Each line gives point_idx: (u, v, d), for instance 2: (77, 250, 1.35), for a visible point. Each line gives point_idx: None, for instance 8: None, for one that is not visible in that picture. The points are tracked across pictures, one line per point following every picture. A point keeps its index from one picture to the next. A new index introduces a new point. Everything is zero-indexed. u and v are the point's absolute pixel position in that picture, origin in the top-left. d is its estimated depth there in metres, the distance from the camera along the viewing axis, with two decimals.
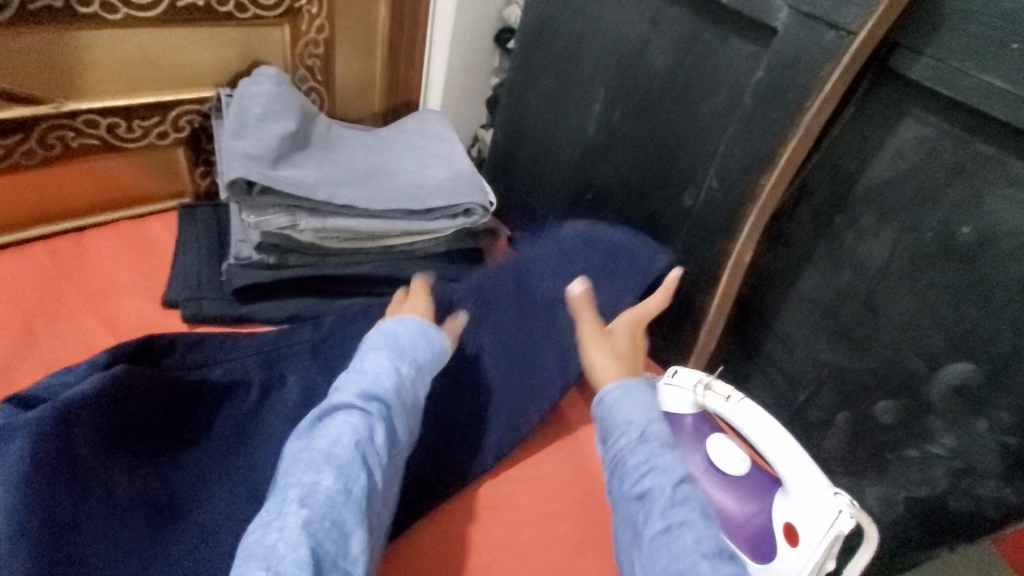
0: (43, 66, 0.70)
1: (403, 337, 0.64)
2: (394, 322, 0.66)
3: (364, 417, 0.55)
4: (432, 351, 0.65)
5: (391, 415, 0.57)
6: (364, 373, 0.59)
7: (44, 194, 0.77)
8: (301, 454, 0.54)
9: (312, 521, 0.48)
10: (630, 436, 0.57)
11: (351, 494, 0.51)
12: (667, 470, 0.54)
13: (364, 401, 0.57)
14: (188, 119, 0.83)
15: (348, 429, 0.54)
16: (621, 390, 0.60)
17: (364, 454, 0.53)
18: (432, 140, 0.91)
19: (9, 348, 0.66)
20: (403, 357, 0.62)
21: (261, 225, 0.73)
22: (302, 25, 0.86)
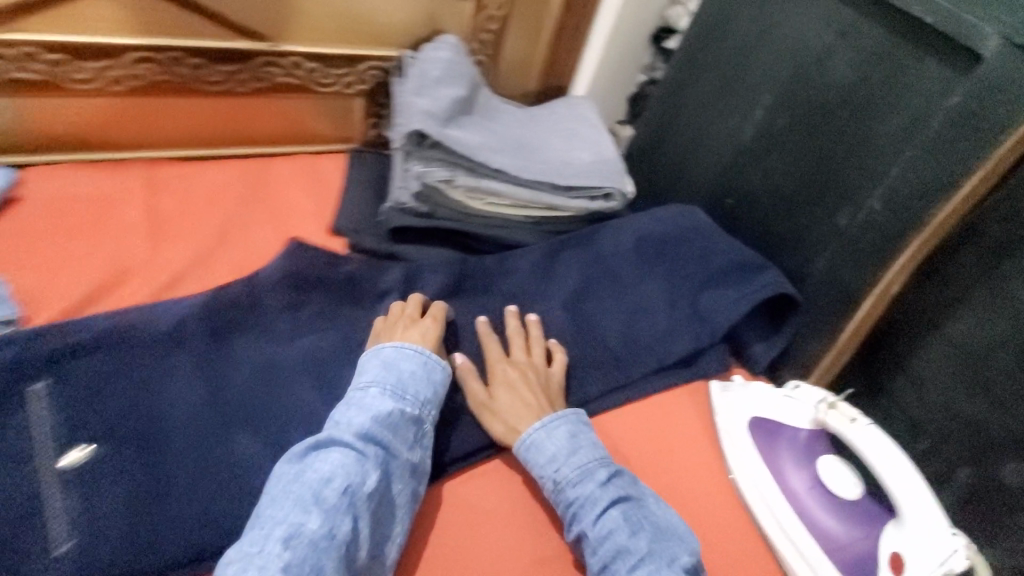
0: (273, 9, 0.79)
1: (404, 374, 0.62)
2: (396, 353, 0.63)
3: (358, 458, 0.54)
4: (434, 387, 0.63)
5: (386, 461, 0.56)
6: (360, 411, 0.58)
7: (243, 120, 0.87)
8: (285, 483, 0.52)
9: (309, 549, 0.48)
10: (552, 479, 0.62)
11: (341, 534, 0.50)
12: (589, 507, 0.59)
13: (360, 441, 0.55)
14: (371, 72, 0.91)
15: (339, 469, 0.53)
16: (531, 439, 0.64)
17: (358, 494, 0.52)
18: (582, 123, 0.96)
19: (208, 242, 0.75)
20: (405, 398, 0.60)
21: (425, 175, 0.80)
22: (486, 1, 0.92)
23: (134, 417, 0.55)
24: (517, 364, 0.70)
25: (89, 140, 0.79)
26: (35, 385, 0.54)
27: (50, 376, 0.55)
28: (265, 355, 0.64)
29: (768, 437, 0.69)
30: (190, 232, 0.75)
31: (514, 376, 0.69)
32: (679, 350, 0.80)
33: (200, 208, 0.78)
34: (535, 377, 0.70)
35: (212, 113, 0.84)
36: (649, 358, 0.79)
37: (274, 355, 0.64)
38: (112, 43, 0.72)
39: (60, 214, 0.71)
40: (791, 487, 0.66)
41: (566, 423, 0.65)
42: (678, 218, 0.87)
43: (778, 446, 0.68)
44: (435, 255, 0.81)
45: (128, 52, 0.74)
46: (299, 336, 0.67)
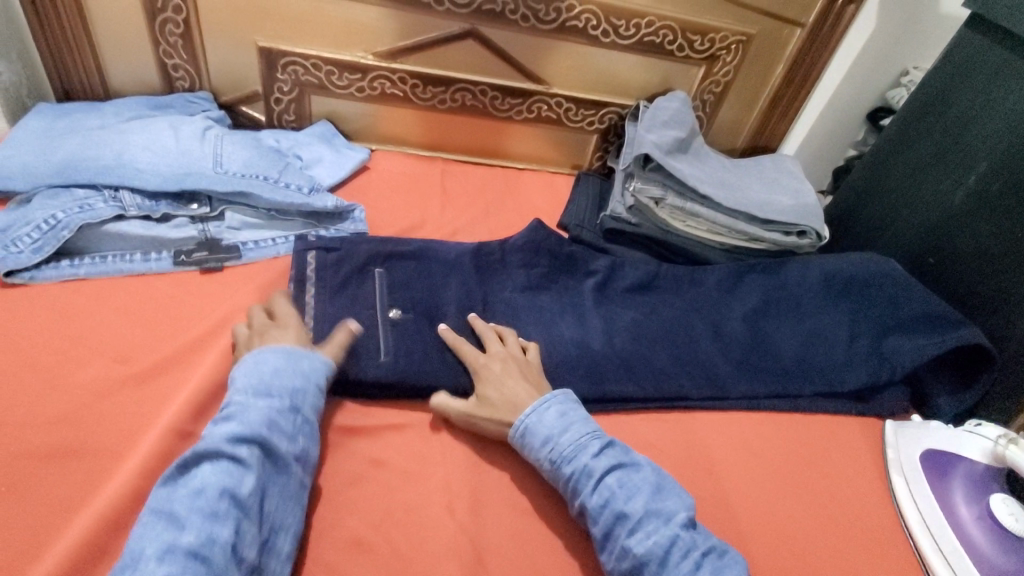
0: (554, 62, 1.08)
1: (267, 366, 0.61)
2: (256, 356, 0.62)
3: (231, 465, 0.52)
4: (307, 375, 0.63)
5: (267, 455, 0.55)
6: (226, 418, 0.56)
7: (512, 140, 1.17)
8: (157, 503, 0.50)
9: (188, 556, 0.46)
10: (548, 459, 0.62)
11: (222, 539, 0.48)
12: (588, 477, 0.60)
13: (233, 444, 0.54)
14: (611, 117, 1.16)
15: (216, 476, 0.51)
16: (525, 425, 0.64)
17: (238, 498, 0.51)
18: (784, 175, 1.08)
19: (476, 216, 1.02)
20: (270, 393, 0.59)
21: (642, 191, 0.99)
22: (715, 68, 1.11)
23: (420, 306, 0.79)
24: (496, 358, 0.71)
25: (411, 137, 1.15)
26: (376, 269, 0.81)
27: (383, 266, 0.82)
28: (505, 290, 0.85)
29: (938, 467, 0.71)
30: (466, 208, 1.04)
31: (498, 368, 0.70)
32: (818, 380, 0.83)
33: (474, 194, 1.08)
34: (516, 363, 0.71)
35: (492, 132, 1.16)
36: (816, 378, 0.83)
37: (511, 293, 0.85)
38: (450, 76, 1.07)
39: (394, 183, 1.06)
40: (957, 516, 0.66)
41: (553, 403, 0.66)
42: (869, 264, 0.92)
43: (950, 479, 0.69)
44: (637, 257, 0.99)
45: (456, 83, 1.08)
46: (528, 285, 0.87)
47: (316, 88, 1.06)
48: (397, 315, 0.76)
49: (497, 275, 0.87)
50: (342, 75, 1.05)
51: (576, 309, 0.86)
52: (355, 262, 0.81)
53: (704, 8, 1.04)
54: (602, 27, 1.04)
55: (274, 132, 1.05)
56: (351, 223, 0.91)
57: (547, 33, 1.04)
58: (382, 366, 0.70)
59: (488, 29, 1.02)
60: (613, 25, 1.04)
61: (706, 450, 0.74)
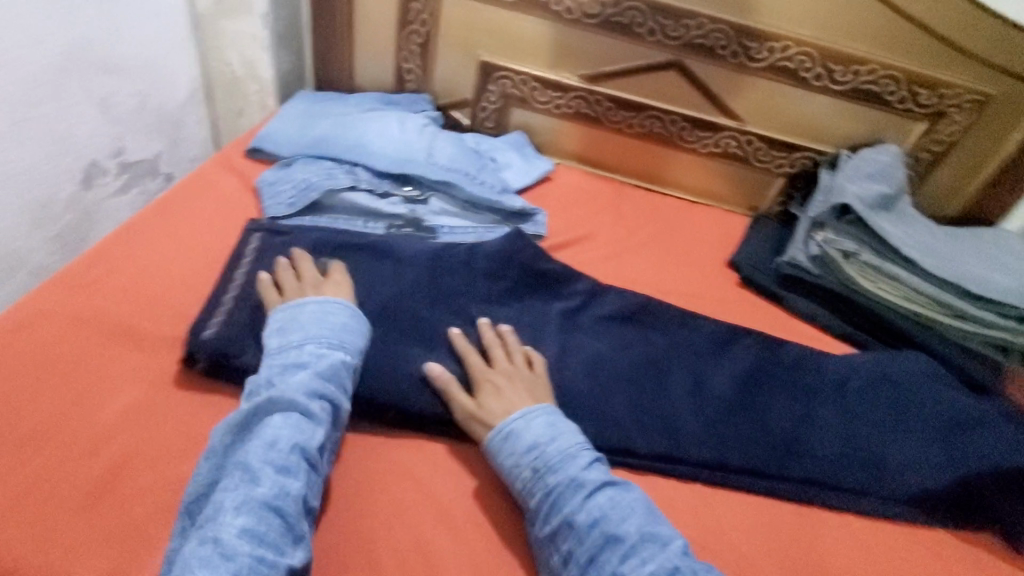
0: (754, 100, 1.07)
1: (332, 321, 0.70)
2: (309, 307, 0.71)
3: (302, 419, 0.60)
4: (362, 336, 0.71)
5: (332, 409, 0.63)
6: (300, 371, 0.64)
7: (692, 172, 1.17)
8: (240, 453, 0.58)
9: (262, 507, 0.54)
10: (531, 467, 0.63)
11: (293, 491, 0.56)
12: (575, 489, 0.61)
13: (310, 401, 0.62)
14: (804, 161, 1.11)
15: (287, 428, 0.59)
16: (510, 428, 0.66)
17: (306, 452, 0.59)
18: (1008, 253, 0.95)
19: (646, 239, 1.04)
20: (334, 345, 0.68)
21: (831, 242, 0.94)
22: (938, 126, 1.02)
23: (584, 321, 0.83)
24: (502, 371, 0.72)
25: (596, 157, 1.21)
26: (322, 259, 0.80)
27: (330, 257, 0.81)
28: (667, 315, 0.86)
29: None
30: (639, 230, 1.06)
31: (501, 385, 0.70)
32: (845, 477, 0.73)
33: (648, 219, 1.10)
34: (519, 378, 0.72)
35: (673, 161, 1.17)
36: (831, 473, 0.73)
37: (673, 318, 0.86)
38: (644, 103, 1.11)
39: (572, 195, 1.12)
40: None
41: (543, 407, 0.68)
42: (889, 361, 0.84)
43: None
44: (809, 310, 0.94)
45: (649, 110, 1.11)
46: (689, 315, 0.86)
47: (519, 100, 1.16)
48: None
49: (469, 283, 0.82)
50: (545, 92, 1.14)
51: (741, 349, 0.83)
52: (297, 249, 0.81)
53: (937, 62, 0.97)
54: (816, 70, 1.01)
55: (476, 136, 1.17)
56: (532, 225, 0.98)
57: (755, 70, 1.03)
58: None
59: (694, 62, 1.05)
60: (828, 69, 1.00)
61: (865, 546, 0.68)
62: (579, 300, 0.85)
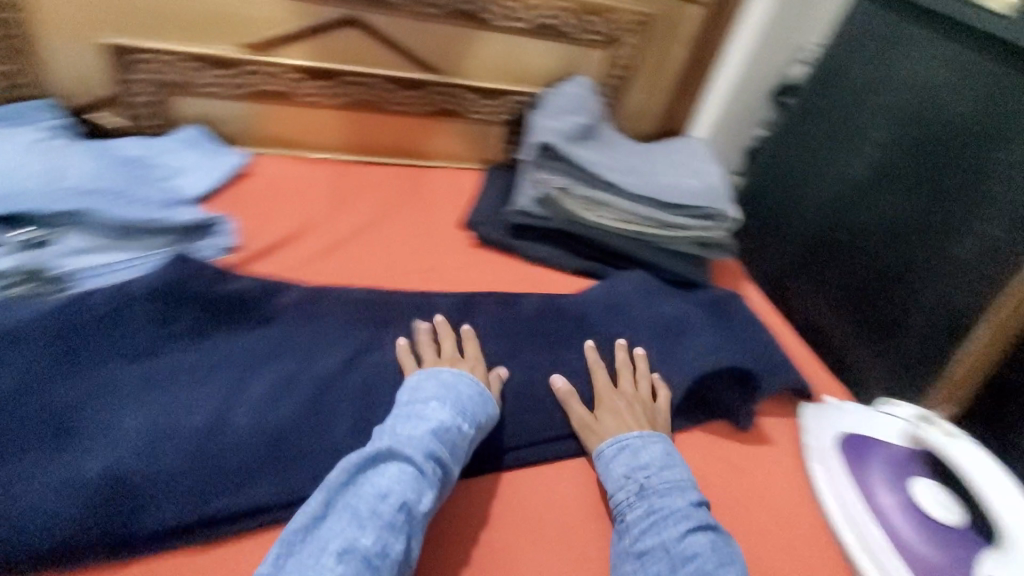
0: (446, 49, 1.00)
1: (464, 395, 0.64)
2: (420, 378, 0.66)
3: (418, 475, 0.55)
4: (488, 415, 0.65)
5: (439, 481, 0.56)
6: (421, 425, 0.59)
7: (411, 137, 1.08)
8: (346, 498, 0.53)
9: (364, 561, 0.48)
10: (639, 483, 0.62)
11: (393, 552, 0.50)
12: (673, 522, 0.58)
13: (423, 459, 0.56)
14: (514, 105, 1.09)
15: (398, 484, 0.53)
16: (625, 441, 0.66)
17: (413, 512, 0.52)
18: (694, 159, 1.05)
19: (369, 219, 0.92)
20: (464, 415, 0.62)
21: (545, 182, 0.93)
22: (616, 51, 1.07)
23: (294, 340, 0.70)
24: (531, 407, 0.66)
25: (306, 138, 1.04)
26: None
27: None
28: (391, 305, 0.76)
29: (858, 452, 0.68)
30: (359, 210, 0.94)
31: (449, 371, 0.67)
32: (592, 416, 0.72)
33: (369, 195, 0.98)
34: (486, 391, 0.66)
35: (387, 126, 1.06)
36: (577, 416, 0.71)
37: (397, 307, 0.77)
38: (336, 69, 0.97)
39: (275, 188, 0.95)
40: (878, 503, 0.63)
41: (673, 455, 0.66)
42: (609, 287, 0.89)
43: (868, 462, 0.67)
44: (542, 254, 0.93)
45: (344, 77, 0.98)
46: (417, 297, 0.78)
47: (180, 87, 0.94)
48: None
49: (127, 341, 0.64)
50: (210, 72, 0.94)
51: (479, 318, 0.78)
52: None
53: None
54: (495, 10, 0.97)
55: (135, 140, 0.92)
56: (215, 239, 0.81)
57: (436, 17, 0.96)
58: None
59: (371, 17, 0.94)
60: (506, 9, 0.97)
61: None
62: (287, 314, 0.72)
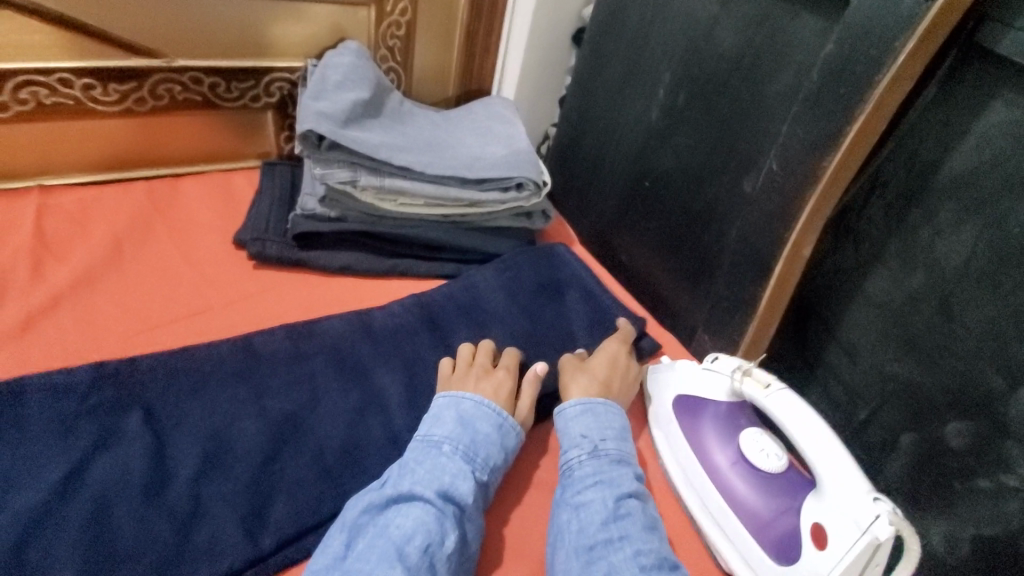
0: (159, 24, 0.78)
1: (481, 436, 0.57)
2: (466, 423, 0.58)
3: (438, 518, 0.50)
4: (506, 454, 0.58)
5: (465, 522, 0.52)
6: (442, 470, 0.54)
7: (150, 141, 0.86)
8: (368, 540, 0.49)
9: None
10: (592, 444, 0.60)
11: None
12: (615, 484, 0.56)
13: (441, 503, 0.51)
14: (278, 85, 0.90)
15: (421, 527, 0.49)
16: (591, 404, 0.63)
17: (436, 560, 0.48)
18: (497, 121, 0.95)
19: (98, 262, 0.71)
20: (477, 460, 0.56)
21: (326, 176, 0.78)
22: (387, 6, 0.92)
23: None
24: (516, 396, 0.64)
25: None
26: None
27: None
28: (131, 377, 0.58)
29: (690, 413, 0.66)
30: (82, 251, 0.72)
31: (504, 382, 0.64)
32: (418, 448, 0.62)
33: (98, 228, 0.76)
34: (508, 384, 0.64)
35: (111, 133, 0.83)
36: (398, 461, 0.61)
37: (142, 375, 0.59)
38: None
39: None
40: (713, 462, 0.62)
41: (611, 408, 0.64)
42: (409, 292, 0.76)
43: (700, 420, 0.65)
44: (341, 262, 0.79)
45: (10, 75, 0.73)
46: (170, 356, 0.61)
47: None
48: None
49: None
50: None
51: (261, 364, 0.63)
52: None
53: None
54: None
55: None
56: None
57: None
58: None
59: None
60: None
61: None
62: None
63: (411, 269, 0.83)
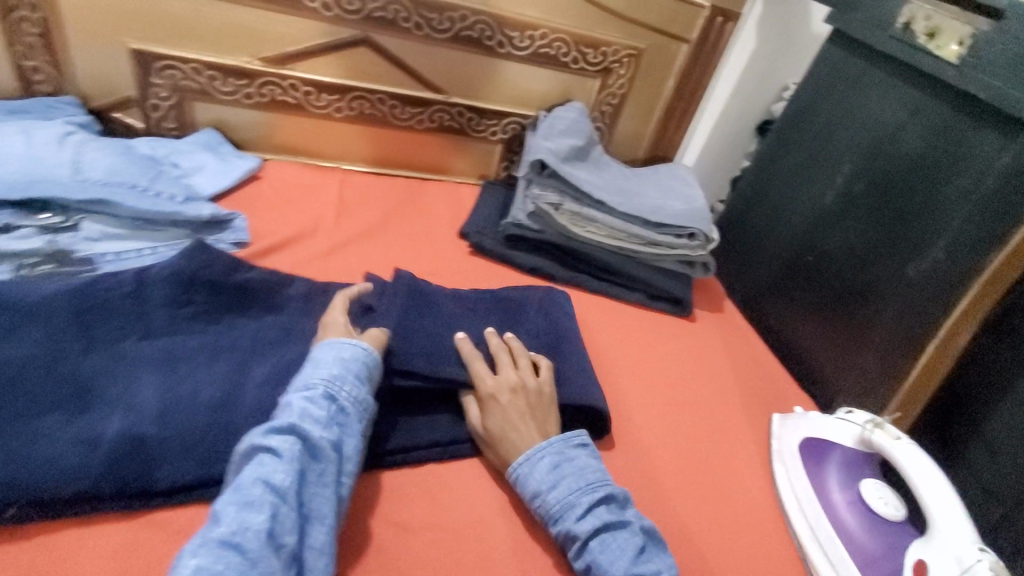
0: (450, 71, 1.07)
1: (318, 374, 0.60)
2: (311, 366, 0.62)
3: (268, 457, 0.53)
4: (316, 365, 0.62)
5: (302, 448, 0.54)
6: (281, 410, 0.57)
7: (414, 151, 1.16)
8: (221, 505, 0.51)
9: (222, 546, 0.46)
10: (538, 511, 0.61)
11: (252, 526, 0.47)
12: (571, 541, 0.59)
13: (270, 439, 0.54)
14: (512, 126, 1.16)
15: (252, 467, 0.52)
16: (518, 472, 0.63)
17: (271, 486, 0.51)
18: (679, 183, 1.12)
19: (372, 224, 0.99)
20: (308, 387, 0.59)
21: (539, 196, 1.00)
22: (610, 80, 1.15)
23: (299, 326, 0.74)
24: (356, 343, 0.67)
25: (314, 146, 1.11)
26: None
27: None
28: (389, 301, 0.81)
29: (815, 456, 0.75)
30: (363, 216, 1.01)
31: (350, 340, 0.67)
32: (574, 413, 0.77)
33: (373, 203, 1.05)
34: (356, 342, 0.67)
35: (393, 140, 1.13)
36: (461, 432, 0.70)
37: None
38: (343, 83, 1.04)
39: (286, 191, 1.01)
40: (830, 498, 0.70)
41: (539, 457, 0.63)
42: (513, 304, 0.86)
43: (825, 465, 0.74)
44: (534, 264, 1.00)
45: (351, 91, 1.05)
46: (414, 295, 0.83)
47: (198, 93, 1.00)
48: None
49: (119, 316, 0.65)
50: (228, 81, 0.99)
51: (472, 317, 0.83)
52: None
53: (594, 22, 1.07)
54: (497, 37, 1.05)
55: (150, 139, 0.98)
56: (230, 233, 0.85)
57: (442, 41, 1.03)
58: None
59: (380, 37, 1.01)
60: (507, 36, 1.05)
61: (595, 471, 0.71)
62: (294, 306, 0.76)
63: (585, 283, 1.00)
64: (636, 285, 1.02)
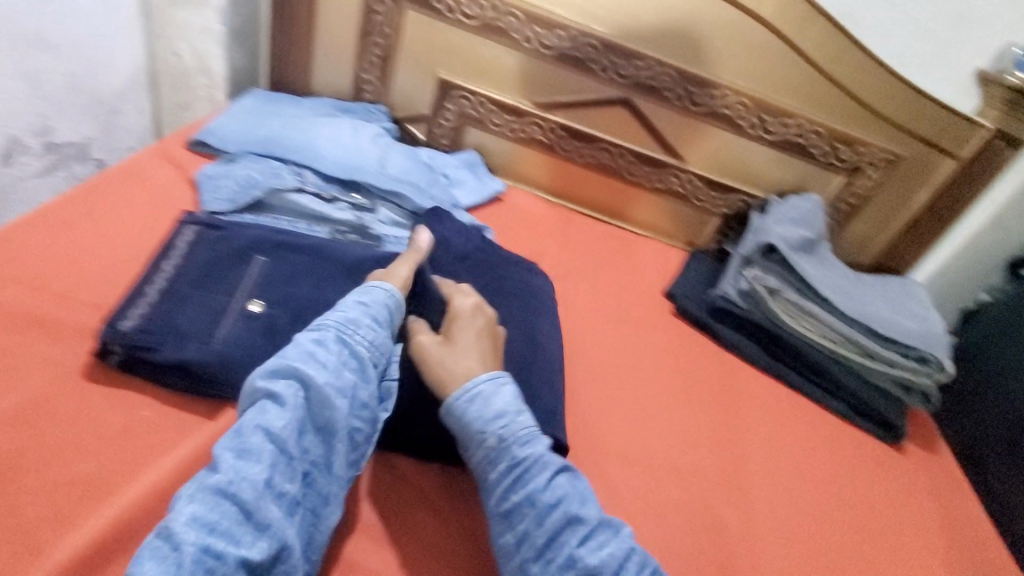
0: (695, 141, 1.13)
1: (346, 320, 0.62)
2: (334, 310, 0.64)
3: (270, 400, 0.55)
4: (348, 310, 0.64)
5: (317, 394, 0.57)
6: (293, 351, 0.59)
7: (636, 205, 1.22)
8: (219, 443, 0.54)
9: (214, 495, 0.49)
10: (496, 435, 0.59)
11: (250, 477, 0.50)
12: (544, 490, 0.57)
13: (272, 382, 0.56)
14: (738, 203, 1.18)
15: (259, 414, 0.54)
16: (480, 389, 0.61)
17: (270, 434, 0.53)
18: (912, 301, 1.04)
19: (589, 265, 1.08)
20: (335, 331, 0.61)
21: (759, 276, 0.98)
22: (855, 181, 1.12)
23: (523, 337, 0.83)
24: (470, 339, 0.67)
25: (550, 182, 1.23)
26: (202, 229, 0.75)
27: (268, 256, 0.75)
28: None
29: None
30: (583, 255, 1.10)
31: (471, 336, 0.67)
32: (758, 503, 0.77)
33: (592, 245, 1.14)
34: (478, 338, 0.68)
35: (621, 192, 1.21)
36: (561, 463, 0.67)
37: None
38: (595, 135, 1.15)
39: (521, 217, 1.14)
40: None
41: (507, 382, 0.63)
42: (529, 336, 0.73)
43: None
44: (735, 342, 0.99)
45: (598, 142, 1.15)
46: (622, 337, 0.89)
47: (474, 121, 1.17)
48: (258, 309, 0.68)
49: None
50: (500, 115, 1.16)
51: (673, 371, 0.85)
52: (234, 246, 0.74)
53: (856, 122, 1.06)
54: (751, 120, 1.08)
55: (429, 150, 1.17)
56: None
57: (697, 114, 1.09)
58: (204, 351, 0.62)
59: (641, 101, 1.10)
60: (762, 120, 1.08)
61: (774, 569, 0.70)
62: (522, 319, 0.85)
63: (785, 375, 0.97)
64: (841, 394, 0.96)
